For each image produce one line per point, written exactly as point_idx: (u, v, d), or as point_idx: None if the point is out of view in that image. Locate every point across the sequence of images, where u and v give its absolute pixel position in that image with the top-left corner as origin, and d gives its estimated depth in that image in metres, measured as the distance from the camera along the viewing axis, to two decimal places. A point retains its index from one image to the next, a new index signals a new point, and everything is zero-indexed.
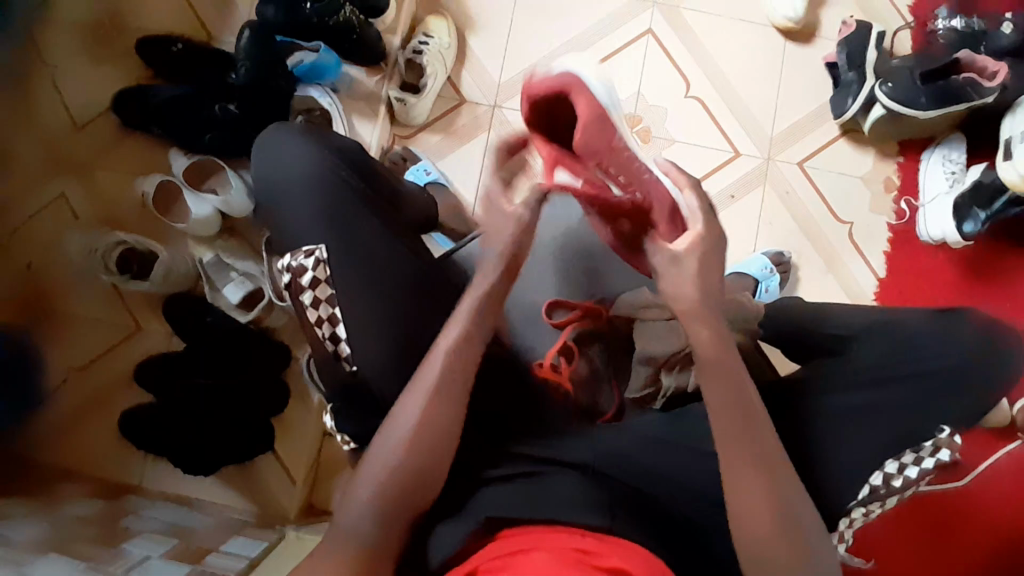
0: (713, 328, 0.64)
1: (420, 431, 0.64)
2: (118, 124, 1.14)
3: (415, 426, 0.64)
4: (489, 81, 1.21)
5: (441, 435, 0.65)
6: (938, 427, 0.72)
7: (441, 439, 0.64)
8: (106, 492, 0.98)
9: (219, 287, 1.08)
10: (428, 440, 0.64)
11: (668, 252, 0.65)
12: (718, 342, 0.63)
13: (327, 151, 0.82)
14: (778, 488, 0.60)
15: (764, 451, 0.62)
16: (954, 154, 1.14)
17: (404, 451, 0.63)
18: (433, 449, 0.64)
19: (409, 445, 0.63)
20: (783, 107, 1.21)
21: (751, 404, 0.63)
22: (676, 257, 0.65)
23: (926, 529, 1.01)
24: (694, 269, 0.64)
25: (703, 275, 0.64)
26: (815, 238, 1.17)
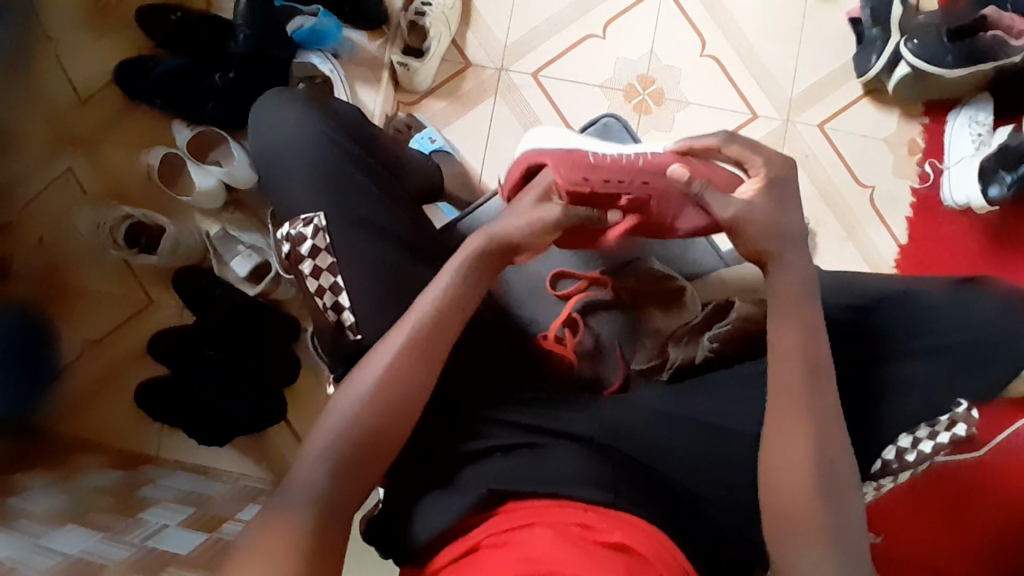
0: (795, 271, 0.66)
1: (385, 387, 0.62)
2: (120, 97, 1.13)
3: (375, 388, 0.62)
4: (495, 44, 1.17)
5: (417, 407, 0.63)
6: (954, 402, 0.70)
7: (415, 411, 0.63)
8: (122, 462, 1.00)
9: (226, 259, 1.07)
10: (392, 402, 0.62)
11: (738, 202, 0.69)
12: (803, 278, 0.66)
13: (328, 120, 0.80)
14: (800, 464, 0.58)
15: (795, 415, 0.60)
16: (981, 115, 1.09)
17: (399, 430, 0.62)
18: (398, 410, 0.62)
19: (404, 424, 0.62)
20: (804, 66, 1.15)
21: (816, 356, 0.62)
22: (750, 205, 0.68)
23: (930, 496, 1.01)
24: (768, 215, 0.68)
25: (780, 217, 0.68)
26: (833, 204, 1.13)
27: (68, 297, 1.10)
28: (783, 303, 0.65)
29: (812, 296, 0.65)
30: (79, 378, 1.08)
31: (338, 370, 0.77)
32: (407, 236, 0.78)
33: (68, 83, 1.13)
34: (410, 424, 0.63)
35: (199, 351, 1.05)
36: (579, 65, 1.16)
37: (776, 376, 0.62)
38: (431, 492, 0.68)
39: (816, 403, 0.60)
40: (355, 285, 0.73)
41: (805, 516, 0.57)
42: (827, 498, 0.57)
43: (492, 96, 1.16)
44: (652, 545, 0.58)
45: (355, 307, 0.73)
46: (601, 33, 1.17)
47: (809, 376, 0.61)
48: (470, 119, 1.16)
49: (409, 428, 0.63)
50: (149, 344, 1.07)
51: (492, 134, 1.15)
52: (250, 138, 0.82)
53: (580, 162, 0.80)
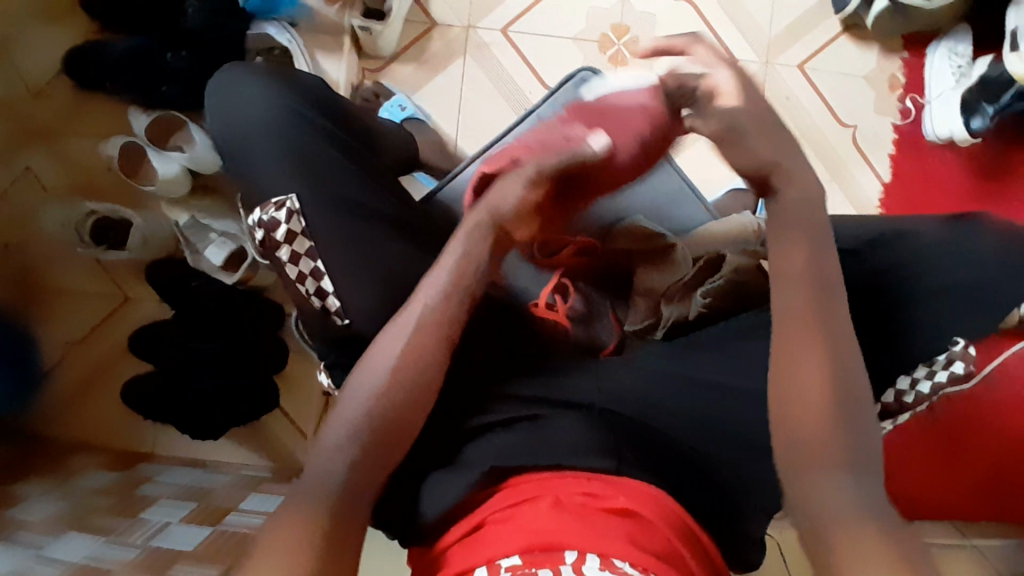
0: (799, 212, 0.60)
1: (402, 374, 0.60)
2: (74, 86, 1.08)
3: (392, 371, 0.60)
4: (461, 1, 1.11)
5: (426, 389, 0.61)
6: (952, 342, 0.68)
7: (424, 393, 0.61)
8: (119, 462, 0.99)
9: (200, 248, 1.02)
10: (403, 390, 0.60)
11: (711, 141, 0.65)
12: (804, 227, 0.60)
13: (293, 95, 0.75)
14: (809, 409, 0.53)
15: (809, 368, 0.54)
16: (960, 47, 1.05)
17: (413, 416, 0.61)
18: (410, 401, 0.60)
19: (416, 410, 0.61)
20: (781, 5, 1.12)
21: (828, 280, 0.57)
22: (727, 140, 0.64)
23: (930, 432, 1.02)
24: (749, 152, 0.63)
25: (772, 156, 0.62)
26: (817, 145, 1.11)
27: (43, 299, 1.07)
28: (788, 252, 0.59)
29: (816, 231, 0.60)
30: (64, 382, 1.06)
31: (329, 358, 0.75)
32: (385, 211, 0.74)
33: None
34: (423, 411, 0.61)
35: (184, 344, 1.02)
36: (550, 17, 1.11)
37: (792, 327, 0.56)
38: (432, 471, 0.67)
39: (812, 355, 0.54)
40: (338, 270, 0.71)
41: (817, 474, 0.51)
42: (851, 451, 0.52)
43: (462, 56, 1.11)
44: (657, 507, 0.59)
45: (339, 294, 0.70)
46: None
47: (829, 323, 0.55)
48: (441, 83, 1.11)
49: (423, 415, 0.61)
50: (132, 342, 1.04)
51: (465, 97, 1.11)
52: (205, 122, 0.77)
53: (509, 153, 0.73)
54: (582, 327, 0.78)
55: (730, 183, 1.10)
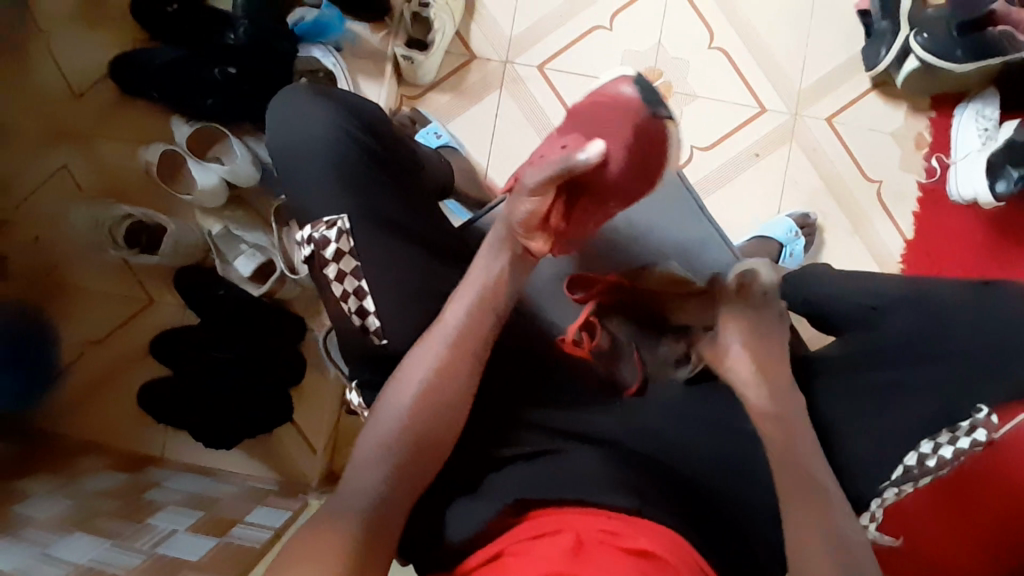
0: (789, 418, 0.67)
1: (433, 391, 0.63)
2: (115, 92, 1.10)
3: (422, 389, 0.62)
4: (500, 36, 1.15)
5: (456, 405, 0.63)
6: (975, 408, 0.67)
7: (454, 410, 0.63)
8: (129, 464, 0.99)
9: (229, 259, 1.05)
10: (434, 409, 0.62)
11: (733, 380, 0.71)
12: (778, 408, 0.67)
13: (346, 114, 0.77)
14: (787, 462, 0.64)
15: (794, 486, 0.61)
16: (988, 110, 1.07)
17: (448, 434, 0.63)
18: (441, 419, 0.62)
19: (451, 427, 0.63)
20: (813, 59, 1.14)
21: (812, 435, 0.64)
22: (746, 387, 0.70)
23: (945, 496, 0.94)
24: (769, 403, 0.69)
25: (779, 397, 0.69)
26: (841, 198, 1.13)
27: (69, 298, 1.08)
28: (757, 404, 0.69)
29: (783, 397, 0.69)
30: (81, 381, 1.07)
31: (357, 374, 0.76)
32: (421, 235, 0.75)
33: (62, 79, 1.10)
34: (454, 429, 0.63)
35: (206, 352, 1.03)
36: (585, 57, 1.14)
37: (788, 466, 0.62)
38: (457, 496, 0.67)
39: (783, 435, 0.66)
40: (375, 287, 0.71)
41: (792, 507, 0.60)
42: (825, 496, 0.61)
43: (498, 89, 1.14)
44: (679, 553, 0.56)
45: (370, 312, 0.71)
46: (607, 24, 1.14)
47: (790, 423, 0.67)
48: (476, 113, 1.14)
49: (454, 435, 0.63)
50: (153, 345, 1.05)
51: (499, 128, 1.14)
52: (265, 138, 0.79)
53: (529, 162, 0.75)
54: (607, 364, 0.77)
55: (753, 228, 1.11)
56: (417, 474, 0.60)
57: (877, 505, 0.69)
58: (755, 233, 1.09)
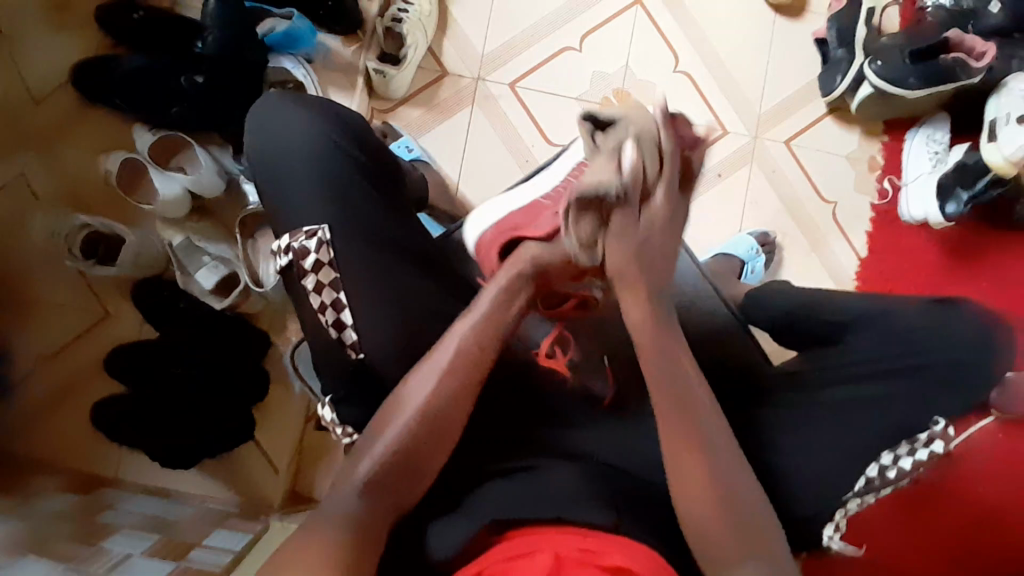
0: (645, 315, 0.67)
1: (430, 411, 0.63)
2: (76, 98, 1.07)
3: (419, 410, 0.63)
4: (473, 53, 1.16)
5: (451, 425, 0.64)
6: (933, 419, 0.70)
7: (449, 429, 0.63)
8: (81, 486, 0.94)
9: (191, 271, 1.02)
10: (432, 428, 0.63)
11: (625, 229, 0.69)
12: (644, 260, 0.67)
13: (332, 128, 0.76)
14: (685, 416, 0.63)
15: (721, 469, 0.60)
16: (939, 134, 1.14)
17: (444, 451, 0.63)
18: (437, 437, 0.63)
19: (446, 446, 0.63)
20: (773, 83, 1.19)
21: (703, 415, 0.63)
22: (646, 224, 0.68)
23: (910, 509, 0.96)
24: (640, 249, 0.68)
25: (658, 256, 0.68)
26: (800, 218, 1.17)
27: (20, 308, 1.03)
28: (623, 256, 0.67)
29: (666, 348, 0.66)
30: (29, 397, 1.01)
31: (329, 389, 0.72)
32: (401, 247, 0.74)
33: (20, 82, 1.06)
34: (445, 443, 0.63)
35: (166, 368, 0.99)
36: (557, 77, 1.16)
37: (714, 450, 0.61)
38: (439, 514, 0.65)
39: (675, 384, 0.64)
40: (352, 299, 0.71)
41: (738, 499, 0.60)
42: (735, 477, 0.61)
43: (470, 106, 1.15)
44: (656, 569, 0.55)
45: (349, 324, 0.70)
46: (577, 46, 1.17)
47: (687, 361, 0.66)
48: (447, 129, 1.14)
49: (447, 452, 0.63)
50: (109, 361, 1.01)
51: (470, 145, 1.14)
52: (246, 143, 0.77)
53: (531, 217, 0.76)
54: (579, 377, 0.78)
55: (718, 245, 1.14)
56: (398, 490, 0.60)
57: (841, 516, 0.69)
58: (719, 250, 1.11)
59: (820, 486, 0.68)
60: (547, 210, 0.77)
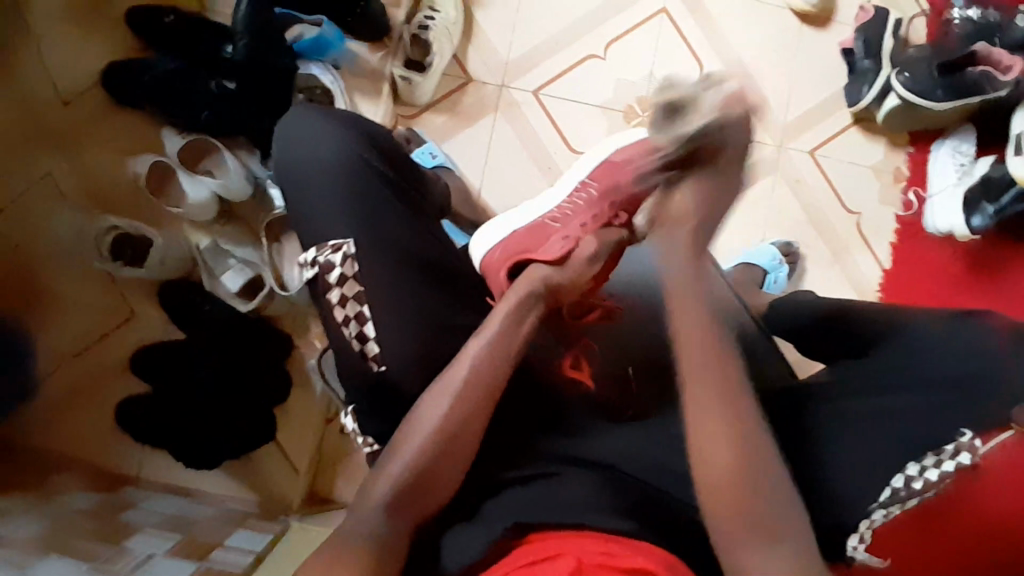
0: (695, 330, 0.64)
1: (446, 429, 0.63)
2: (105, 100, 1.09)
3: (435, 428, 0.63)
4: (497, 60, 1.16)
5: (466, 440, 0.64)
6: (959, 430, 0.66)
7: (464, 445, 0.64)
8: (103, 484, 0.95)
9: (217, 273, 1.04)
10: (449, 446, 0.63)
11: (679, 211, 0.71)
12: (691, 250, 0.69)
13: (359, 140, 0.77)
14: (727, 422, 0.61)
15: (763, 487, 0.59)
16: (964, 145, 1.13)
17: (461, 466, 0.64)
18: (455, 454, 0.64)
19: (462, 461, 0.64)
20: (798, 94, 1.18)
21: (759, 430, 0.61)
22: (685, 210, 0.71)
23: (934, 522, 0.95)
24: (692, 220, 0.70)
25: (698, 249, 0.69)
26: (822, 228, 1.17)
27: None
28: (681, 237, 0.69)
29: (701, 306, 0.66)
30: (55, 395, 1.02)
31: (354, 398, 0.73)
32: (428, 257, 0.75)
33: (51, 81, 1.07)
34: (462, 458, 0.64)
35: (189, 370, 1.00)
36: (580, 85, 1.17)
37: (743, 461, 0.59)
38: (457, 523, 0.66)
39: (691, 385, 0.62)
40: (377, 308, 0.71)
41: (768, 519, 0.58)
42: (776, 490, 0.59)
43: (493, 112, 1.15)
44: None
45: (378, 334, 0.71)
46: (601, 54, 1.17)
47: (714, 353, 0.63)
48: (469, 136, 1.15)
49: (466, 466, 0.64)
50: (135, 361, 1.02)
51: (492, 152, 1.15)
52: (272, 156, 0.78)
53: (537, 238, 0.81)
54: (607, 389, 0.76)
55: (740, 255, 1.14)
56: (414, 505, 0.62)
57: (865, 526, 0.66)
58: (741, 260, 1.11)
59: (847, 504, 0.67)
60: (551, 232, 0.82)
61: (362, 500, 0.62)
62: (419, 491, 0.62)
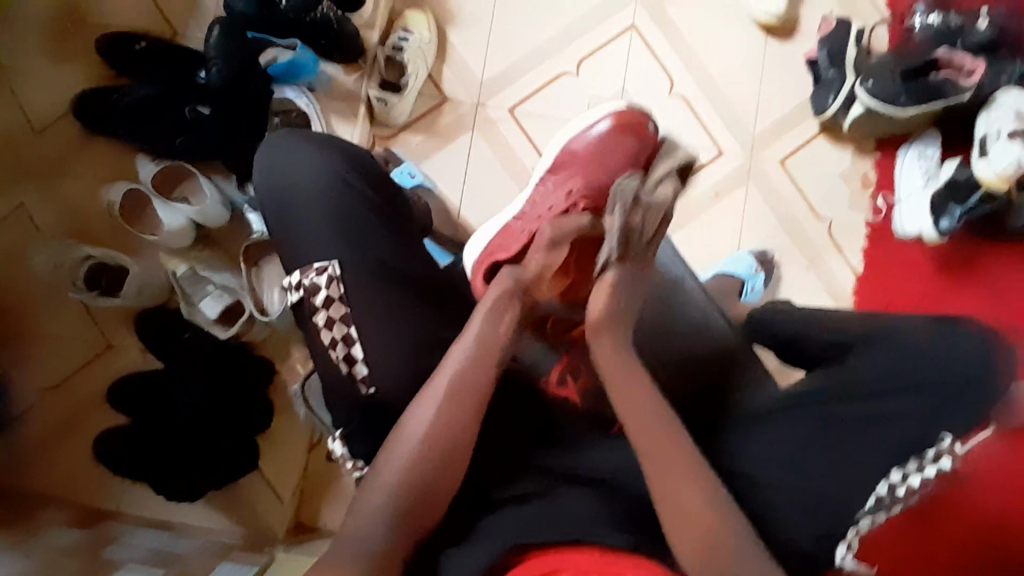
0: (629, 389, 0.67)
1: (437, 441, 0.63)
2: (76, 128, 1.07)
3: (425, 439, 0.63)
4: (471, 79, 1.17)
5: (455, 448, 0.64)
6: (940, 435, 0.68)
7: (454, 452, 0.63)
8: (84, 519, 0.93)
9: (195, 301, 1.01)
10: (442, 457, 0.63)
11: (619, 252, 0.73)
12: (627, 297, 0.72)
13: (338, 163, 0.77)
14: None
15: None
16: (930, 149, 1.15)
17: (453, 476, 0.63)
18: (448, 464, 0.63)
19: (454, 471, 0.63)
20: (766, 104, 1.21)
21: None
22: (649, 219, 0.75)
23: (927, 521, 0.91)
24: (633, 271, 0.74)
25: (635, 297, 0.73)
26: (797, 236, 1.19)
27: (21, 341, 1.02)
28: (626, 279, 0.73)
29: (627, 362, 0.68)
30: (31, 431, 1.00)
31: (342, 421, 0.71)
32: (413, 277, 0.75)
33: (21, 112, 1.06)
34: (455, 468, 0.63)
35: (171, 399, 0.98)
36: (555, 102, 1.18)
37: None
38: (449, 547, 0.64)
39: (647, 409, 0.65)
40: (362, 330, 0.71)
41: (745, 524, 0.61)
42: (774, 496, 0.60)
43: (470, 130, 1.16)
44: None
45: (370, 359, 0.70)
46: (574, 70, 1.19)
47: (647, 395, 0.66)
48: (447, 155, 1.16)
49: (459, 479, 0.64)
50: (114, 392, 1.00)
51: (470, 170, 1.16)
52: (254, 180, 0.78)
53: (506, 242, 0.81)
54: (593, 403, 0.77)
55: (718, 264, 1.16)
56: (414, 521, 0.61)
57: (853, 534, 0.66)
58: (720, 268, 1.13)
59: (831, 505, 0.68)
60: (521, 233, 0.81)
61: (354, 513, 0.61)
62: (417, 501, 0.61)
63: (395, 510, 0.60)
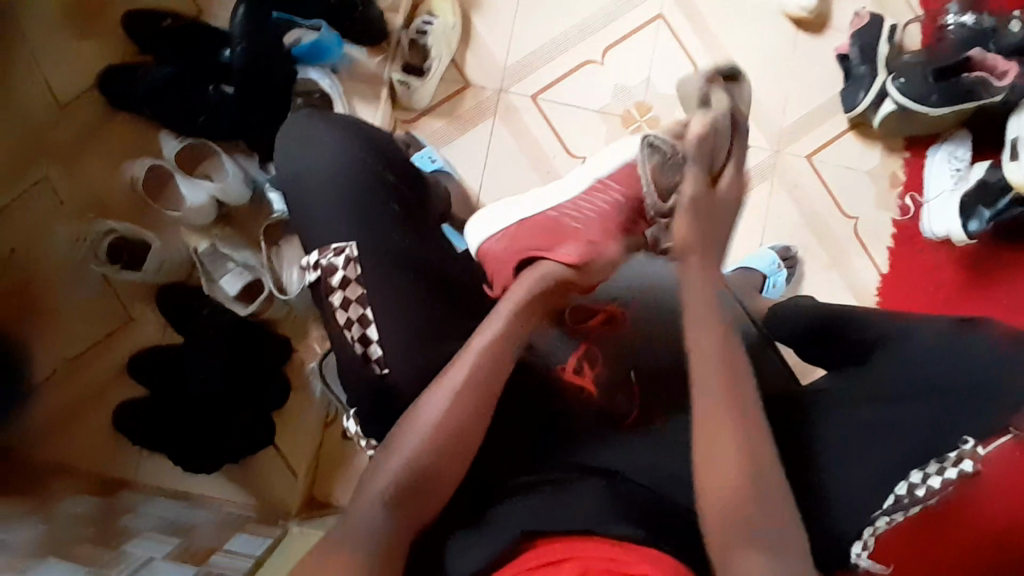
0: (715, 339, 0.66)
1: (448, 428, 0.63)
2: (102, 104, 1.08)
3: (435, 424, 0.63)
4: (494, 66, 1.17)
5: (464, 436, 0.64)
6: (960, 438, 0.66)
7: (463, 440, 0.64)
8: (101, 489, 0.94)
9: (216, 277, 1.02)
10: (451, 444, 0.63)
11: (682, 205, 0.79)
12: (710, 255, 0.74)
13: (360, 146, 0.77)
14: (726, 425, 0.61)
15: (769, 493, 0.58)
16: (960, 150, 1.13)
17: (460, 464, 0.64)
18: (457, 452, 0.63)
19: (462, 459, 0.64)
20: (794, 99, 1.19)
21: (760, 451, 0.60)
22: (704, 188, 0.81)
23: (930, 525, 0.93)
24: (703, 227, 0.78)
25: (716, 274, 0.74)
26: (821, 234, 1.17)
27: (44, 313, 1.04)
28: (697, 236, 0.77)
29: (716, 317, 0.68)
30: (52, 401, 1.02)
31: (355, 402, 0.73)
32: (429, 261, 0.75)
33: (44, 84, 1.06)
34: (463, 456, 0.64)
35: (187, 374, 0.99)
36: (577, 91, 1.17)
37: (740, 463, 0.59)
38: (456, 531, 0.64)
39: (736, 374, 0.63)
40: (377, 312, 0.71)
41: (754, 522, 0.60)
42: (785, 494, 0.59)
43: (492, 117, 1.16)
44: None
45: (383, 340, 0.71)
46: (598, 60, 1.18)
47: (729, 353, 0.65)
48: (468, 141, 1.15)
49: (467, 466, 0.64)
50: (133, 365, 1.02)
51: (491, 156, 1.15)
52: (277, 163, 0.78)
53: (532, 232, 0.80)
54: (607, 396, 0.76)
55: (740, 259, 1.14)
56: (422, 508, 0.61)
57: (869, 535, 0.66)
58: (741, 264, 1.11)
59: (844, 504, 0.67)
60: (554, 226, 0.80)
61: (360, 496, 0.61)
62: (424, 487, 0.61)
63: (402, 495, 0.60)
